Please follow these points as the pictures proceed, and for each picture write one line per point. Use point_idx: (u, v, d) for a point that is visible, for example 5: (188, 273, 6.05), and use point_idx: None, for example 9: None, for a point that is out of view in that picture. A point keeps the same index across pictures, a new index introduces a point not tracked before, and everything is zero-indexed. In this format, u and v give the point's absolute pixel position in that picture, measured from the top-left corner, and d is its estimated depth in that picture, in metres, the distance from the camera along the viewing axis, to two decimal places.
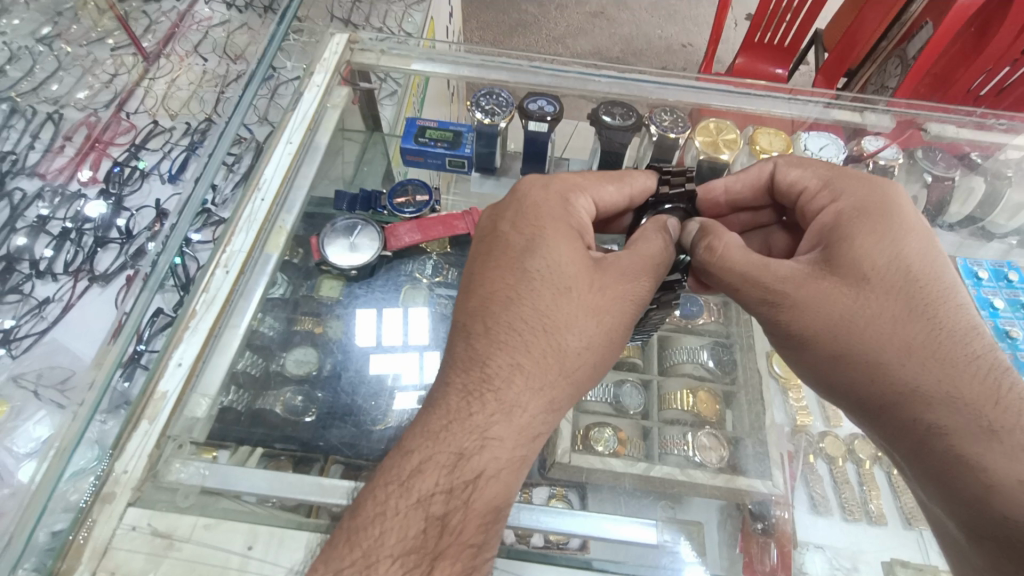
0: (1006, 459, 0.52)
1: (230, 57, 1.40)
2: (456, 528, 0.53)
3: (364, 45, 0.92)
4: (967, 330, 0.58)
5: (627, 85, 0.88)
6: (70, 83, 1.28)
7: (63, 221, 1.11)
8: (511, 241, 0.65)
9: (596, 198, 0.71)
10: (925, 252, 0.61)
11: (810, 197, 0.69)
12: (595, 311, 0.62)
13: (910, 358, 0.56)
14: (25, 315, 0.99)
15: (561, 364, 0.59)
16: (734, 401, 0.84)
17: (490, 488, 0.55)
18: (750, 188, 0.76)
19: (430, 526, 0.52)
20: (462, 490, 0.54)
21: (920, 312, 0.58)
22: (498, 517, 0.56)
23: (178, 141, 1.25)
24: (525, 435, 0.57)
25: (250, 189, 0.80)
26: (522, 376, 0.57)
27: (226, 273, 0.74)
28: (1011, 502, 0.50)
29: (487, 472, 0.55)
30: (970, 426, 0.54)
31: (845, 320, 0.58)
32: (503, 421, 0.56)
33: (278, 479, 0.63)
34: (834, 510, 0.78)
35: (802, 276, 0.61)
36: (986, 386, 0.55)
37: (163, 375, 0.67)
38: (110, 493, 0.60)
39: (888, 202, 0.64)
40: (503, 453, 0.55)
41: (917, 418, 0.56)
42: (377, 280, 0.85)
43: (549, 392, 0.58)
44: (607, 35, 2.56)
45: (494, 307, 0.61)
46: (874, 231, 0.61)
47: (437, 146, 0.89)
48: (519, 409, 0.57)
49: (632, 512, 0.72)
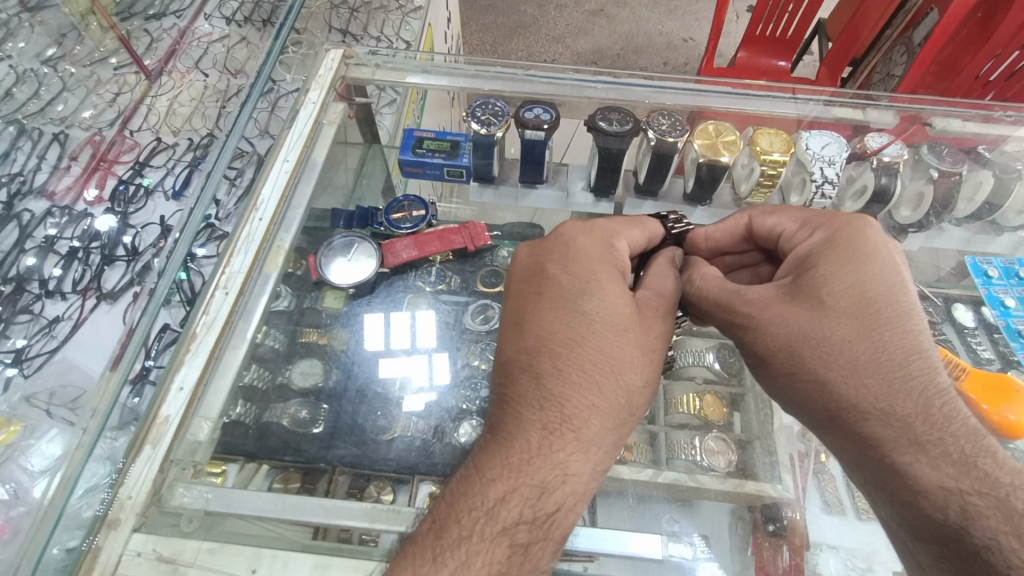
0: (932, 466, 0.52)
1: (230, 71, 1.41)
2: (535, 558, 0.53)
3: (358, 60, 0.92)
4: (916, 350, 0.57)
5: (623, 90, 0.87)
6: (75, 103, 1.31)
7: (71, 240, 1.13)
8: (563, 284, 0.65)
9: (629, 242, 0.72)
10: (883, 276, 0.60)
11: (789, 238, 0.69)
12: (652, 350, 0.64)
13: (854, 375, 0.56)
14: (36, 334, 1.01)
15: (630, 402, 0.61)
16: (741, 404, 0.83)
17: (568, 519, 0.56)
18: (728, 235, 0.76)
19: (518, 555, 0.52)
20: (543, 522, 0.54)
21: (868, 332, 0.57)
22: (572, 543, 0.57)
23: (181, 157, 1.26)
24: (598, 470, 0.58)
25: (248, 209, 0.80)
26: (598, 416, 0.58)
27: (225, 295, 0.74)
28: (938, 506, 0.52)
29: (566, 505, 0.55)
30: (905, 439, 0.54)
31: (797, 341, 0.59)
32: (582, 457, 0.57)
33: (280, 500, 0.63)
34: (848, 510, 0.77)
35: (769, 303, 0.62)
36: (926, 402, 0.55)
37: (165, 399, 0.67)
38: (115, 519, 0.60)
39: (851, 232, 0.63)
40: (581, 487, 0.56)
41: (856, 432, 0.56)
42: (377, 296, 0.85)
43: (617, 429, 0.60)
44: (608, 33, 2.55)
45: (559, 348, 0.61)
46: (835, 259, 0.61)
47: (435, 157, 0.89)
48: (595, 447, 0.58)
49: (639, 521, 0.70)
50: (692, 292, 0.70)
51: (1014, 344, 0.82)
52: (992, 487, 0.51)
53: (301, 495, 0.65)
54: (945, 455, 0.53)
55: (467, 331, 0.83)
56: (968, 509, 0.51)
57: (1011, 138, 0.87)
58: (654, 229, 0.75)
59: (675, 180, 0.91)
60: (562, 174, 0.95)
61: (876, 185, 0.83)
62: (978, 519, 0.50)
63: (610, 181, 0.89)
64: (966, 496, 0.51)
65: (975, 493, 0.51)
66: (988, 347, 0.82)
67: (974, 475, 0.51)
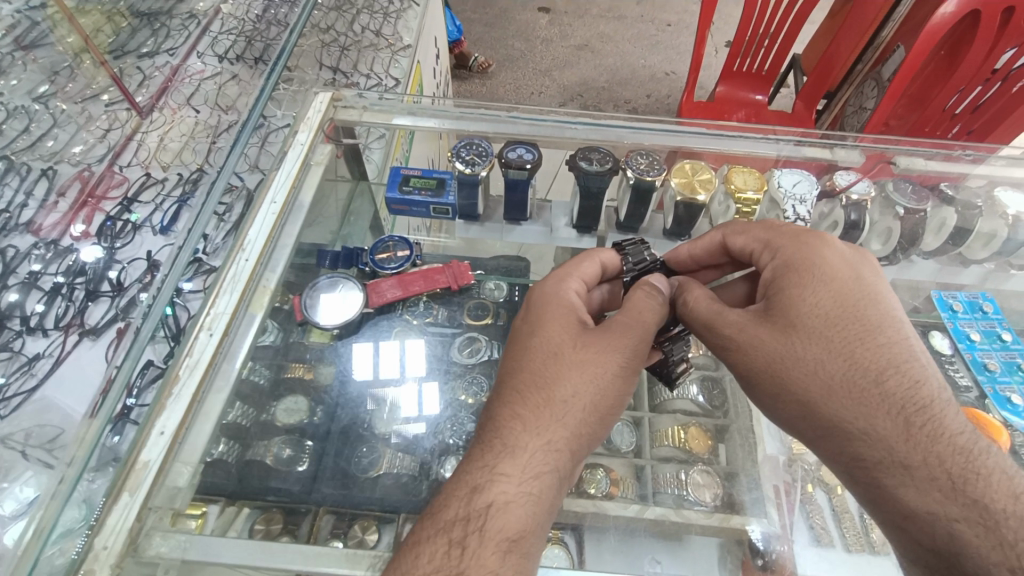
0: (918, 489, 0.53)
1: (221, 107, 1.43)
2: (478, 556, 0.52)
3: (347, 102, 0.95)
4: (892, 368, 0.58)
5: (603, 131, 0.91)
6: (65, 139, 1.32)
7: (55, 276, 1.12)
8: (518, 327, 0.70)
9: (584, 279, 0.75)
10: (848, 295, 0.62)
11: (757, 258, 0.71)
12: (590, 362, 0.63)
13: (833, 396, 0.58)
14: (14, 372, 0.99)
15: (553, 404, 0.61)
16: (726, 436, 0.84)
17: (506, 518, 0.54)
18: (708, 250, 0.78)
19: (450, 552, 0.52)
20: (478, 519, 0.54)
21: (842, 353, 0.59)
22: (520, 548, 0.53)
23: (170, 193, 1.27)
24: (531, 471, 0.57)
25: (234, 250, 0.80)
26: (521, 421, 0.60)
27: (210, 336, 0.73)
28: (925, 528, 0.52)
29: (500, 503, 0.55)
30: (890, 460, 0.55)
31: (774, 362, 0.61)
32: (511, 459, 0.57)
33: (261, 548, 0.63)
34: (836, 541, 0.76)
35: (746, 325, 0.64)
36: (906, 421, 0.56)
37: (145, 445, 0.65)
38: (89, 571, 0.58)
39: (812, 253, 0.65)
40: (513, 486, 0.56)
41: (844, 452, 0.58)
42: (363, 335, 0.85)
43: (547, 431, 0.59)
44: (592, 66, 2.64)
45: (506, 375, 0.65)
46: (800, 281, 0.63)
47: (422, 195, 0.91)
48: (522, 449, 0.58)
49: (626, 560, 0.72)
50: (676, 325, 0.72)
51: (979, 377, 0.84)
52: (979, 511, 0.51)
53: (283, 541, 0.65)
54: (930, 478, 0.53)
55: (453, 365, 0.84)
56: (954, 534, 0.51)
57: (970, 175, 0.92)
58: (608, 259, 0.77)
59: (655, 216, 0.94)
60: (546, 210, 0.98)
61: (847, 221, 0.86)
62: (966, 545, 0.50)
63: (592, 217, 0.91)
64: (953, 521, 0.51)
65: (961, 516, 0.51)
66: (966, 374, 0.84)
67: (960, 498, 0.52)
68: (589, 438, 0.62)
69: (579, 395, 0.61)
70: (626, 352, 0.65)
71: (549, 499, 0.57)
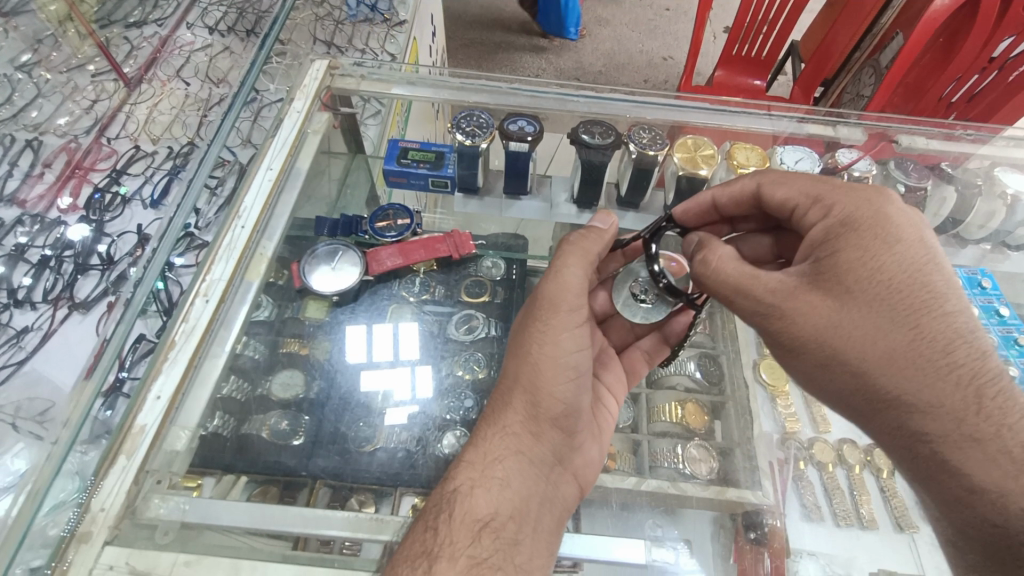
0: (987, 463, 0.52)
1: (213, 80, 1.40)
2: (447, 536, 0.57)
3: (344, 71, 0.92)
4: (958, 338, 0.56)
5: (605, 104, 0.89)
6: (50, 110, 1.28)
7: (42, 248, 1.10)
8: None
9: None
10: (911, 260, 0.58)
11: (802, 213, 0.66)
12: (522, 345, 0.67)
13: (894, 366, 0.55)
14: (3, 345, 0.97)
15: (503, 392, 0.67)
16: (722, 412, 0.86)
17: (473, 500, 0.59)
18: (734, 198, 0.72)
19: (424, 535, 0.57)
20: (446, 504, 0.59)
21: (906, 322, 0.56)
22: (489, 528, 0.58)
23: (160, 166, 1.24)
24: (490, 457, 0.63)
25: (230, 216, 0.78)
26: (484, 420, 0.67)
27: (206, 303, 0.72)
28: (993, 504, 0.52)
29: (464, 488, 0.60)
30: (955, 433, 0.53)
31: (828, 331, 0.58)
32: (473, 450, 0.64)
33: (260, 512, 0.63)
34: (827, 518, 0.81)
35: (793, 290, 0.60)
36: (973, 394, 0.54)
37: (141, 409, 0.64)
38: (87, 532, 0.58)
39: (873, 212, 0.61)
40: (474, 472, 0.62)
41: (902, 424, 0.56)
42: (361, 304, 0.85)
43: (501, 419, 0.65)
44: (589, 50, 2.61)
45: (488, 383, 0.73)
46: (862, 245, 0.59)
47: (420, 167, 0.89)
48: (484, 441, 0.64)
49: (622, 528, 0.72)
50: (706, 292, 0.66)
51: None
52: None
53: (284, 505, 0.65)
54: (1001, 453, 0.52)
55: (450, 341, 0.84)
56: None
57: (972, 155, 0.92)
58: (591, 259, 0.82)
59: (655, 192, 0.93)
60: (546, 185, 0.97)
61: None
62: None
63: (593, 193, 0.90)
64: None
65: None
66: None
67: None
68: (550, 416, 0.65)
69: (520, 375, 0.66)
70: (551, 318, 0.67)
71: (517, 482, 0.62)
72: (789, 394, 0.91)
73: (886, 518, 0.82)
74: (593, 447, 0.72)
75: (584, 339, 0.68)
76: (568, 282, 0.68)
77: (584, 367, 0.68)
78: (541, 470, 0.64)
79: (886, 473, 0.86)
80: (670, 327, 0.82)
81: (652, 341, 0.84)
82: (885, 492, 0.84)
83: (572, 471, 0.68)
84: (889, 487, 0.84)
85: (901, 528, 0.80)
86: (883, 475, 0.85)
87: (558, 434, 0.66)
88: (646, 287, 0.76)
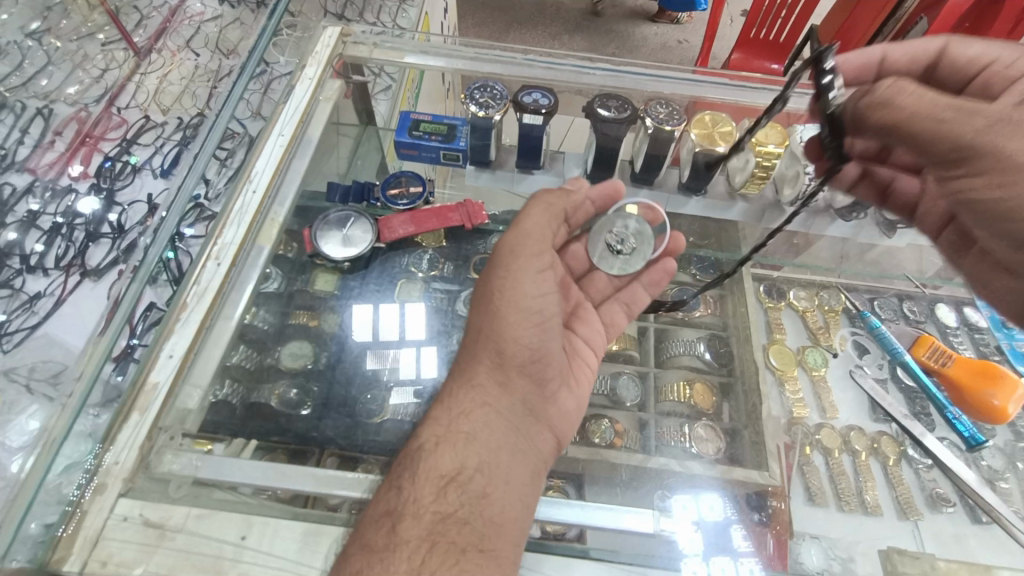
0: None
1: (222, 51, 1.38)
2: (412, 494, 0.58)
3: (356, 38, 0.91)
4: None
5: (619, 78, 0.88)
6: (60, 78, 1.27)
7: (53, 216, 1.10)
8: None
9: None
10: None
11: (998, 67, 0.69)
12: (488, 297, 0.71)
13: None
14: (16, 309, 0.98)
15: (470, 345, 0.71)
16: (731, 392, 0.86)
17: (439, 455, 0.62)
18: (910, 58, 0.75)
19: (389, 495, 0.59)
20: (412, 461, 0.62)
21: None
22: (456, 480, 0.60)
23: (170, 137, 1.23)
24: (456, 411, 0.65)
25: (241, 181, 0.79)
26: (452, 379, 0.69)
27: (217, 265, 0.73)
28: None
29: (429, 443, 0.63)
30: None
31: None
32: (439, 407, 0.67)
33: (273, 469, 0.63)
34: (830, 501, 0.81)
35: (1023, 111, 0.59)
36: None
37: (154, 366, 0.66)
38: (102, 484, 0.59)
39: None
40: (440, 427, 0.64)
41: None
42: (372, 272, 0.85)
43: (468, 373, 0.68)
44: (602, 32, 2.56)
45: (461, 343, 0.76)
46: None
47: (432, 139, 0.88)
48: (452, 399, 0.67)
49: (631, 498, 0.70)
50: (893, 118, 0.61)
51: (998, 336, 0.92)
52: None
53: (297, 464, 0.65)
54: None
55: (458, 317, 0.84)
56: None
57: None
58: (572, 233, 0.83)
59: (670, 170, 0.91)
60: (558, 162, 0.94)
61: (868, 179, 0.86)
62: None
63: (607, 169, 0.89)
64: None
65: None
66: (969, 345, 0.92)
67: None
68: (517, 364, 0.69)
69: (483, 328, 0.70)
70: (511, 265, 0.72)
71: (484, 434, 0.64)
72: (797, 379, 0.91)
73: (891, 505, 0.81)
74: (567, 400, 0.74)
75: (547, 285, 0.73)
76: (527, 231, 0.74)
77: (546, 314, 0.72)
78: (511, 422, 0.66)
79: (892, 462, 0.85)
80: (646, 277, 0.83)
81: (629, 293, 0.84)
82: (891, 479, 0.84)
83: (546, 422, 0.70)
84: (894, 474, 0.84)
85: (905, 516, 0.80)
86: (890, 462, 0.85)
87: (526, 382, 0.69)
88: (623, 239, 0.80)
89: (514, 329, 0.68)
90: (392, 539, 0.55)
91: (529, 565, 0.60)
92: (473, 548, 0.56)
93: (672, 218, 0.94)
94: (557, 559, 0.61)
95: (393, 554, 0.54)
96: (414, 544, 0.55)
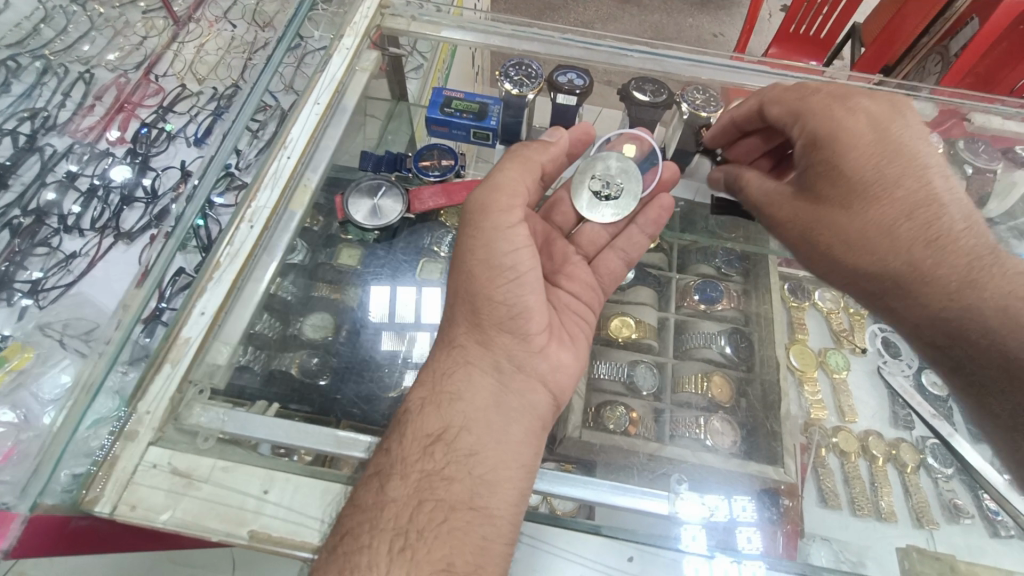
0: (947, 302, 0.66)
1: (259, 24, 1.38)
2: (400, 455, 0.59)
3: (395, 10, 0.91)
4: (922, 217, 0.67)
5: (659, 61, 0.87)
6: (101, 44, 1.30)
7: (91, 178, 1.13)
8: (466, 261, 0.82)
9: None
10: (868, 159, 0.67)
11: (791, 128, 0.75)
12: (463, 256, 0.70)
13: (857, 250, 0.69)
14: (52, 267, 1.01)
15: (449, 306, 0.71)
16: (747, 391, 0.83)
17: (425, 417, 0.62)
18: (750, 116, 0.81)
19: (378, 456, 0.60)
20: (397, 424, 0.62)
21: (879, 223, 0.67)
22: (441, 439, 0.60)
23: (204, 107, 1.25)
24: (439, 376, 0.65)
25: (276, 146, 0.79)
26: (440, 342, 0.69)
27: (250, 228, 0.74)
28: (963, 329, 0.65)
29: (414, 406, 0.63)
30: (942, 285, 0.66)
31: (807, 233, 0.73)
32: (426, 371, 0.66)
33: (295, 428, 0.64)
34: (844, 505, 0.79)
35: (783, 200, 0.75)
36: (952, 250, 0.66)
37: (186, 323, 0.67)
38: (133, 432, 0.61)
39: (836, 128, 0.69)
40: (423, 391, 0.64)
41: (894, 290, 0.69)
42: (398, 242, 0.87)
43: (450, 334, 0.69)
44: (637, 21, 2.49)
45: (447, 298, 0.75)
46: (855, 145, 0.68)
47: (463, 117, 0.88)
48: (444, 365, 0.66)
49: (648, 481, 0.70)
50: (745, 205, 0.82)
51: None
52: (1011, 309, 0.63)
53: (315, 426, 0.66)
54: (967, 294, 0.65)
55: None
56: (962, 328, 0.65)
57: None
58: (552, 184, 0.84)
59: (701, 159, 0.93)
60: None
61: None
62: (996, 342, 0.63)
63: None
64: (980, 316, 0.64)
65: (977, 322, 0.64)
66: None
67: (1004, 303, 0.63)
68: (498, 322, 0.67)
69: (458, 289, 0.69)
70: (481, 222, 0.69)
71: (469, 393, 0.63)
72: (816, 381, 0.90)
73: (905, 512, 0.79)
74: (560, 353, 0.71)
75: (520, 239, 0.69)
76: (500, 185, 0.70)
77: (522, 269, 0.68)
78: (500, 378, 0.66)
79: (910, 469, 0.83)
80: (643, 218, 0.82)
81: (626, 240, 0.84)
82: (907, 486, 0.82)
83: (538, 377, 0.68)
84: (911, 481, 0.82)
85: (919, 524, 0.78)
86: (907, 469, 0.83)
87: (507, 337, 0.68)
88: (605, 184, 0.81)
89: (486, 286, 0.66)
90: (381, 497, 0.56)
91: (536, 534, 0.61)
92: (463, 506, 0.57)
93: (700, 208, 0.93)
94: (568, 533, 0.61)
95: (381, 512, 0.55)
96: (402, 501, 0.56)
